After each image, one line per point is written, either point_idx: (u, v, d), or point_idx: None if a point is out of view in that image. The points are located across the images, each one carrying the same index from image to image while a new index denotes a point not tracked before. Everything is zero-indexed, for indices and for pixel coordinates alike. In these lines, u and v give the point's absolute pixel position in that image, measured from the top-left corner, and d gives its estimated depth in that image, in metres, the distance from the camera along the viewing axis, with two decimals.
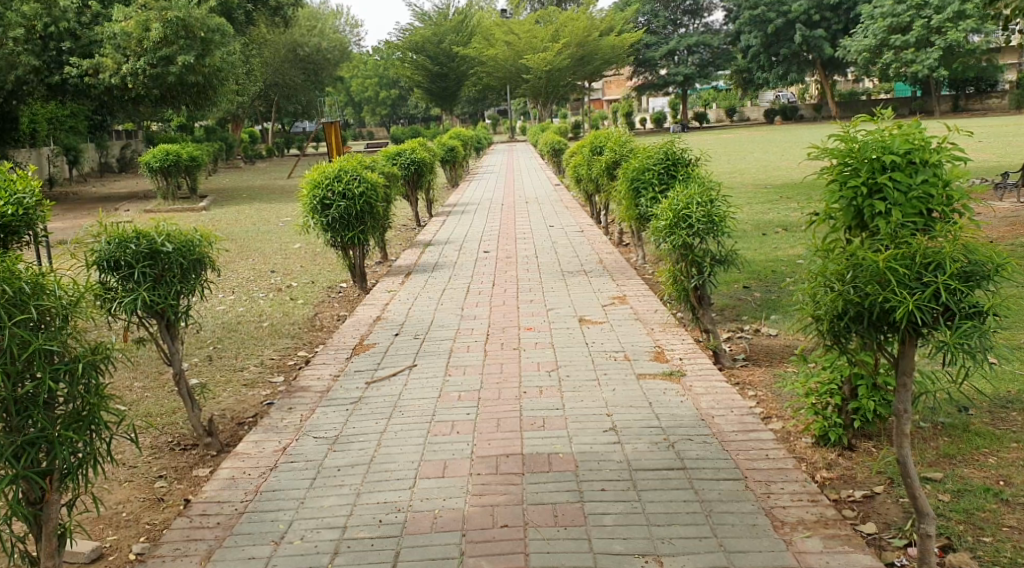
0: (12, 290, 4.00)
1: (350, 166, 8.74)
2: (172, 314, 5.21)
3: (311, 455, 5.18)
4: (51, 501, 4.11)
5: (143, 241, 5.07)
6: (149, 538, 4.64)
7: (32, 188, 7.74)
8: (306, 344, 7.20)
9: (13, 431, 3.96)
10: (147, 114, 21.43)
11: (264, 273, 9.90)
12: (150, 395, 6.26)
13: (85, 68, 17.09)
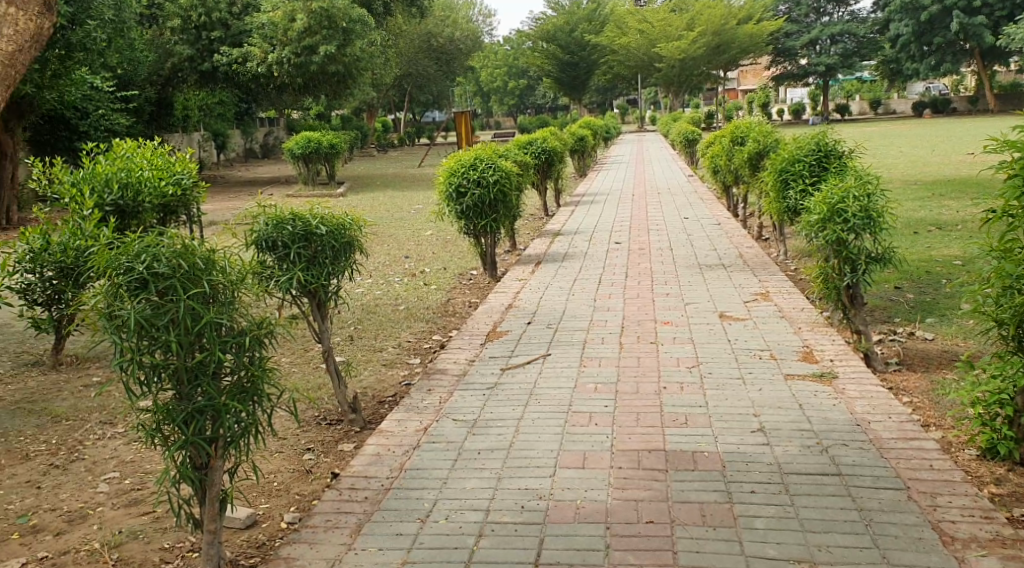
0: (187, 264, 4.17)
1: (485, 154, 8.71)
2: (324, 294, 5.17)
3: (451, 437, 5.17)
4: (217, 467, 4.23)
5: (298, 222, 5.05)
6: (301, 508, 4.66)
7: (190, 169, 7.61)
8: (441, 329, 7.20)
9: (183, 399, 4.15)
10: (291, 101, 21.98)
11: (398, 258, 10.01)
12: (297, 370, 6.35)
13: (235, 56, 17.79)
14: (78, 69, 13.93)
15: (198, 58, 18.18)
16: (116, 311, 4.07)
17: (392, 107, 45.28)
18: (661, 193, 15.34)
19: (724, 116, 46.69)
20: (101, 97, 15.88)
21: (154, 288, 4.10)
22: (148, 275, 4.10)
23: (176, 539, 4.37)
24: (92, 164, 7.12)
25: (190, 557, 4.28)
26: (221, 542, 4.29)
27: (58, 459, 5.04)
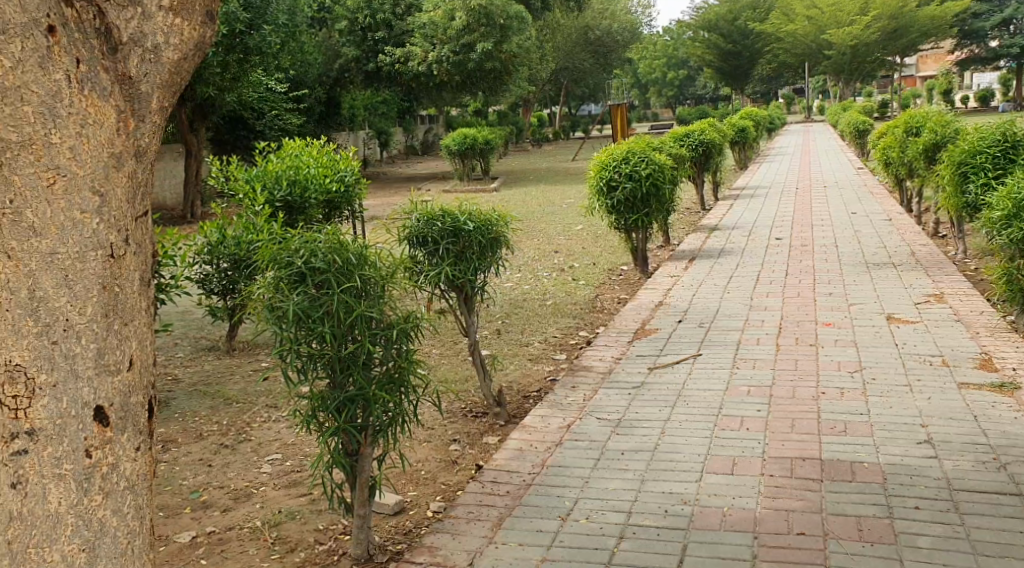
0: (341, 260, 4.29)
1: (638, 149, 9.13)
2: (472, 290, 5.22)
3: (595, 435, 5.21)
4: (366, 453, 4.39)
5: (448, 219, 5.13)
6: (446, 497, 4.80)
7: (353, 167, 8.52)
8: (588, 325, 7.20)
9: (337, 388, 4.30)
10: (449, 98, 24.57)
11: (547, 254, 10.18)
12: (445, 362, 6.57)
13: (397, 55, 21.33)
14: (255, 72, 16.50)
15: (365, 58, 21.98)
16: (277, 303, 4.21)
17: (559, 97, 47.57)
18: (826, 187, 15.09)
19: (905, 103, 45.12)
20: (275, 101, 19.13)
21: (312, 281, 4.24)
22: (305, 269, 4.25)
23: (329, 521, 4.60)
24: (266, 164, 7.95)
25: (342, 539, 4.50)
26: (370, 527, 4.45)
27: (229, 440, 5.45)
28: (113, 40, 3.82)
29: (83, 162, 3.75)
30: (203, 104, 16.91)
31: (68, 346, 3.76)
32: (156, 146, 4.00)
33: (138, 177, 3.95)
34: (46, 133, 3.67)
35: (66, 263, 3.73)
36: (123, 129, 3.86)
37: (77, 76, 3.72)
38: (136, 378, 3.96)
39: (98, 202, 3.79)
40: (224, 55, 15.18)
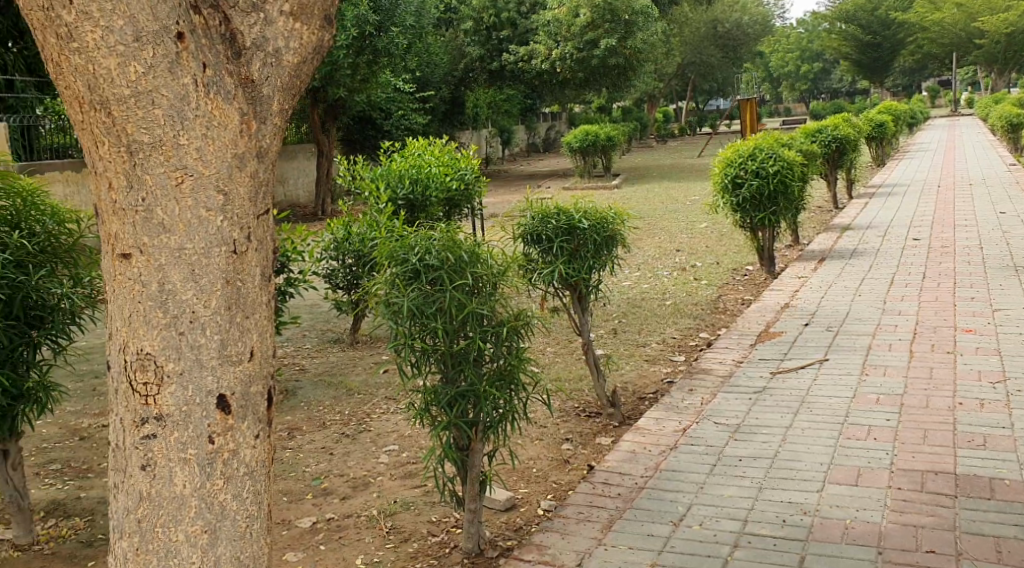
0: (454, 257, 4.36)
1: (767, 145, 9.57)
2: (584, 287, 5.50)
3: (713, 440, 5.16)
4: (476, 449, 4.45)
5: (562, 217, 5.41)
6: (556, 496, 4.84)
7: (472, 166, 8.73)
8: (708, 326, 7.21)
9: (449, 383, 4.36)
10: (572, 92, 25.40)
11: (669, 251, 10.82)
12: (559, 360, 6.75)
13: (521, 55, 22.43)
14: (385, 72, 17.20)
15: (489, 56, 23.25)
16: (392, 299, 4.30)
17: (687, 89, 47.61)
18: (968, 185, 15.00)
19: None
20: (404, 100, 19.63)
21: (426, 278, 4.31)
22: (420, 266, 4.32)
23: (441, 514, 4.73)
24: (390, 162, 8.31)
25: (454, 532, 4.61)
26: (481, 523, 4.51)
27: (349, 429, 5.77)
28: (237, 45, 3.99)
29: (208, 163, 3.91)
30: (335, 105, 17.50)
31: (193, 337, 3.94)
32: (278, 147, 4.12)
33: (261, 177, 4.07)
34: (174, 136, 3.86)
35: (192, 258, 3.92)
36: (246, 132, 4.00)
37: (204, 81, 3.88)
38: (257, 369, 4.08)
39: (222, 201, 3.95)
40: (355, 57, 15.94)
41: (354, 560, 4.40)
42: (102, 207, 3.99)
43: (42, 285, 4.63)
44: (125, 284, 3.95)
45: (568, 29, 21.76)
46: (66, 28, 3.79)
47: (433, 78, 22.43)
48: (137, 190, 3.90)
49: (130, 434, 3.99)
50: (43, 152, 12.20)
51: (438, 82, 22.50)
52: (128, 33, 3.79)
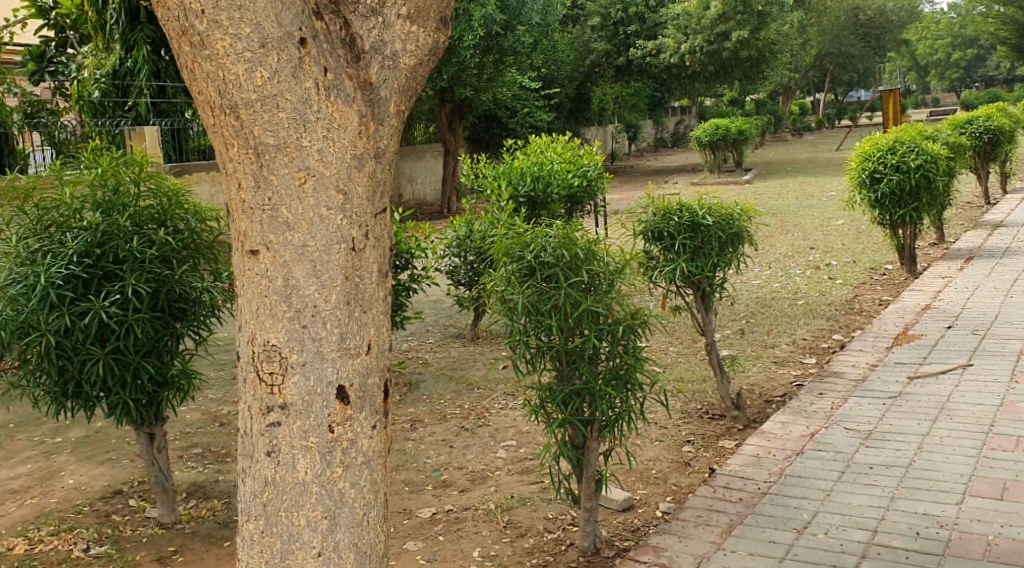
0: (570, 254, 4.39)
1: (908, 138, 9.43)
2: (707, 285, 5.84)
3: (842, 447, 5.24)
4: (592, 447, 4.46)
5: (685, 213, 5.71)
6: (675, 498, 4.96)
7: (597, 161, 9.08)
8: (842, 328, 7.52)
9: (564, 380, 4.38)
10: (702, 89, 24.92)
11: (803, 249, 10.92)
12: (683, 360, 7.09)
13: (649, 49, 22.07)
14: (510, 72, 17.09)
15: (615, 51, 22.90)
16: (508, 295, 4.39)
17: (826, 80, 45.78)
18: None
19: None
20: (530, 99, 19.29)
21: (541, 275, 4.37)
22: (534, 263, 4.38)
23: (557, 511, 4.89)
24: (512, 160, 8.68)
25: (570, 530, 4.73)
26: (597, 522, 4.56)
27: (468, 423, 6.15)
28: (356, 49, 3.85)
29: (329, 163, 3.79)
30: (461, 103, 17.59)
31: (315, 330, 3.81)
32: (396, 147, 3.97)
33: (379, 176, 3.92)
34: (297, 137, 3.75)
35: (314, 254, 3.79)
36: (365, 133, 3.86)
37: (325, 84, 3.76)
38: (374, 361, 3.92)
39: (342, 199, 3.81)
40: (481, 57, 16.08)
41: (472, 553, 4.58)
42: (232, 207, 3.90)
43: (183, 279, 5.35)
44: (253, 280, 3.85)
45: (699, 22, 21.04)
46: (197, 36, 3.74)
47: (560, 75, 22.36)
48: (263, 189, 3.80)
49: (257, 421, 3.88)
50: (192, 151, 12.64)
51: (564, 79, 22.31)
52: (255, 40, 3.71)
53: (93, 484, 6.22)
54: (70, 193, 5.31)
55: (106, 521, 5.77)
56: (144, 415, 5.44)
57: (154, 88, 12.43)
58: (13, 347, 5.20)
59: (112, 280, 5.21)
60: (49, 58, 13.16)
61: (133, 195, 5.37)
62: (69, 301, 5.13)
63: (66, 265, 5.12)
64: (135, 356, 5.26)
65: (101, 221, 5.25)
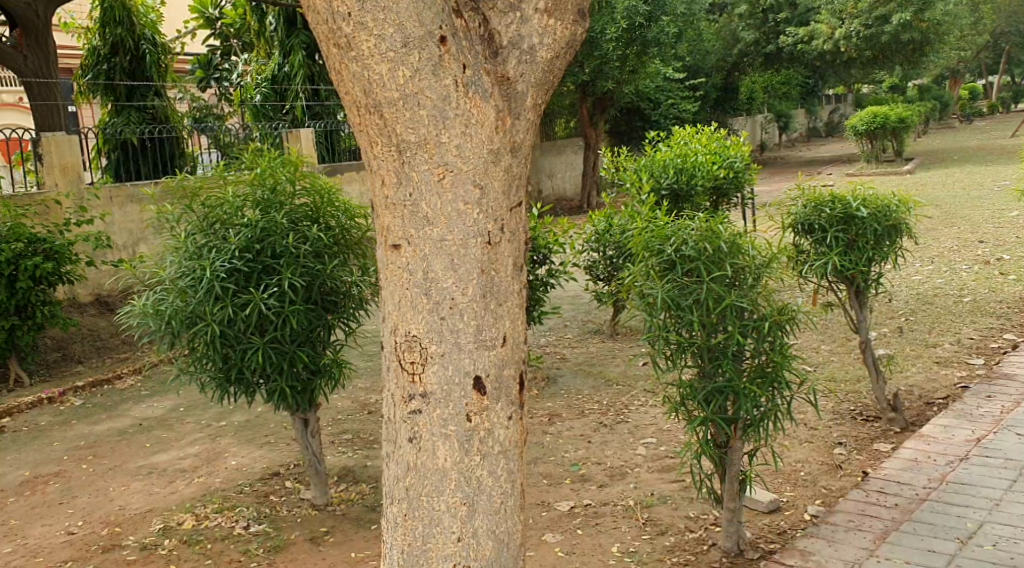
0: (713, 248, 4.61)
1: None
2: (862, 281, 5.80)
3: (1012, 453, 5.20)
4: (735, 447, 4.64)
5: (838, 205, 5.73)
6: (824, 502, 5.04)
7: (743, 153, 9.22)
8: (1014, 328, 7.22)
9: (707, 377, 4.58)
10: (862, 73, 23.72)
11: (971, 244, 10.28)
12: (836, 358, 7.01)
13: (801, 35, 20.88)
14: (654, 63, 16.80)
15: (765, 39, 22.21)
16: (647, 290, 4.63)
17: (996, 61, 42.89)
18: None
19: None
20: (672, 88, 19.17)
21: (682, 269, 4.59)
22: (677, 256, 4.61)
23: (700, 512, 5.25)
24: (655, 153, 8.93)
25: (712, 529, 5.10)
26: (741, 523, 4.76)
27: (607, 419, 6.77)
28: (494, 44, 3.77)
29: (467, 158, 3.71)
30: (603, 97, 17.15)
31: (454, 321, 3.74)
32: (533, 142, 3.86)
33: (515, 170, 3.81)
34: (436, 134, 3.69)
35: (452, 249, 3.72)
36: (502, 127, 3.76)
37: (464, 81, 3.68)
38: (510, 353, 3.81)
39: (479, 194, 3.73)
40: (624, 49, 15.77)
41: (611, 548, 5.01)
42: (376, 203, 3.86)
43: (334, 273, 5.57)
44: (395, 274, 3.79)
45: (856, 6, 19.78)
46: (344, 39, 3.69)
47: (705, 66, 21.87)
48: (405, 185, 3.75)
49: (399, 408, 3.83)
50: (344, 151, 13.14)
51: (709, 68, 21.89)
52: (398, 40, 3.65)
53: (254, 467, 6.51)
54: (232, 192, 5.58)
55: (265, 501, 6.04)
56: (299, 401, 5.68)
57: (309, 91, 13.06)
58: (182, 335, 5.47)
59: (270, 274, 5.47)
60: (216, 65, 14.29)
61: (289, 194, 5.63)
62: (232, 294, 5.39)
63: (229, 259, 5.39)
64: (291, 344, 5.49)
65: (260, 218, 5.51)
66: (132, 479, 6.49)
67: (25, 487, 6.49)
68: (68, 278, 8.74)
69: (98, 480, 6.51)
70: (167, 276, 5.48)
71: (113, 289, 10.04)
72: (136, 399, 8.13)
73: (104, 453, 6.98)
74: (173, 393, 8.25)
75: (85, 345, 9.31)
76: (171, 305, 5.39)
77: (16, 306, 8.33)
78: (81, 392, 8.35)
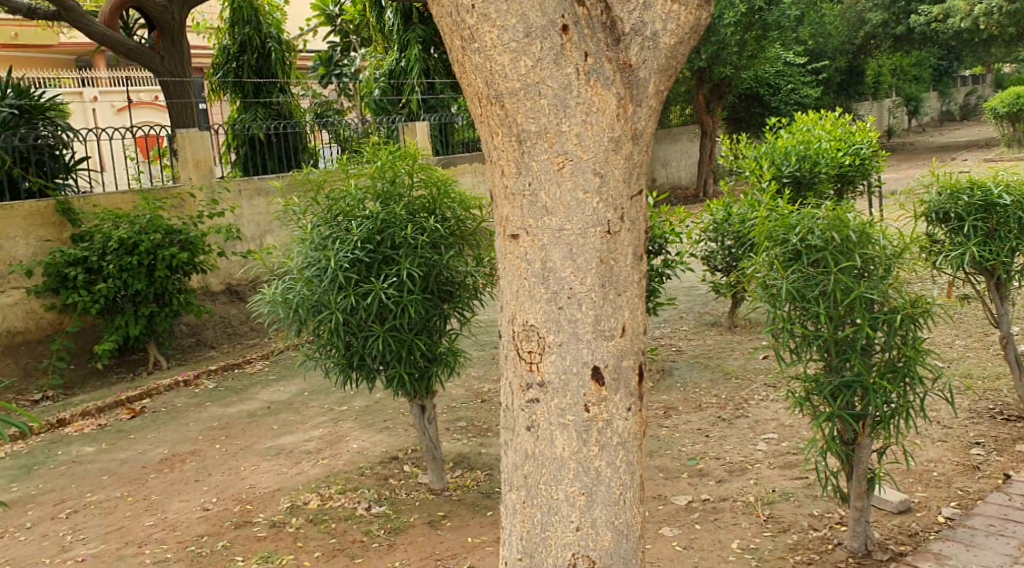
0: (841, 237, 4.49)
1: None
2: (1001, 272, 5.54)
3: None
4: (863, 444, 4.52)
5: (976, 192, 5.48)
6: (960, 504, 4.87)
7: (870, 139, 8.92)
8: None
9: (834, 372, 4.46)
10: (998, 52, 22.69)
11: None
12: (972, 353, 6.72)
13: (932, 15, 20.05)
14: (775, 46, 16.39)
15: (894, 21, 21.10)
16: (770, 282, 4.54)
17: None
18: None
19: None
20: (794, 73, 18.71)
21: (808, 260, 4.50)
22: (803, 246, 4.52)
23: (825, 509, 5.10)
24: (777, 139, 8.73)
25: (837, 528, 4.95)
26: (869, 523, 4.63)
27: (725, 413, 6.62)
28: (617, 31, 3.66)
29: (587, 147, 3.63)
30: (720, 84, 16.79)
31: (572, 311, 3.67)
32: (655, 129, 3.75)
33: (636, 158, 3.71)
34: (557, 123, 3.62)
35: (571, 238, 3.65)
36: (623, 115, 3.66)
37: (586, 69, 3.60)
38: (629, 344, 3.73)
39: (599, 182, 3.65)
40: (743, 33, 15.48)
41: (730, 544, 4.89)
42: (495, 193, 3.80)
43: (451, 264, 5.58)
44: (512, 263, 3.74)
45: None
46: (467, 31, 3.64)
47: (828, 48, 21.25)
48: (524, 174, 3.69)
49: (517, 397, 3.78)
50: (457, 145, 13.26)
51: (835, 51, 21.27)
52: (521, 30, 3.59)
53: (374, 450, 6.58)
54: (354, 184, 5.64)
55: (385, 484, 6.10)
56: (416, 388, 5.71)
57: (424, 85, 13.17)
58: (306, 323, 5.55)
59: (389, 264, 5.49)
60: (336, 62, 14.47)
61: (407, 186, 5.66)
62: (355, 283, 5.44)
63: (351, 250, 5.44)
64: (409, 332, 5.52)
65: (381, 210, 5.55)
66: (261, 459, 6.63)
67: (163, 465, 6.69)
68: (201, 267, 9.00)
69: (230, 460, 6.67)
70: (295, 265, 5.58)
71: (242, 278, 10.26)
72: (263, 383, 8.32)
73: (235, 434, 7.15)
74: (299, 377, 8.41)
75: (217, 331, 9.56)
76: (298, 294, 5.48)
77: (155, 294, 8.60)
78: (211, 376, 8.59)
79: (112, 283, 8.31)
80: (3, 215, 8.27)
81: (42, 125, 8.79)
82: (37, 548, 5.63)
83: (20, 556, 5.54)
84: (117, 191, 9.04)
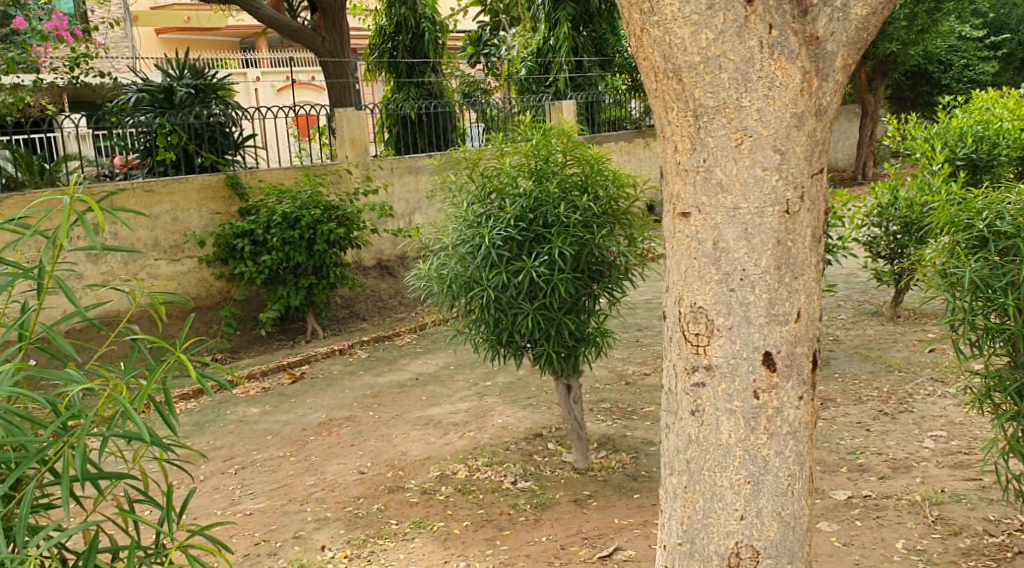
0: None
1: None
2: None
3: None
4: None
5: None
6: None
7: None
8: None
9: (1019, 368, 4.20)
10: None
11: None
12: None
13: None
14: (946, 20, 15.61)
15: None
16: (951, 269, 4.41)
17: None
18: None
19: None
20: (967, 49, 17.75)
21: (996, 247, 4.33)
22: (991, 232, 4.40)
23: (1000, 515, 4.82)
24: (952, 119, 8.31)
25: (1016, 535, 4.67)
26: None
27: (888, 407, 6.33)
28: (804, 3, 3.43)
29: (769, 122, 3.46)
30: (885, 62, 16.09)
31: (745, 294, 3.52)
32: (839, 104, 3.55)
33: (819, 135, 3.52)
34: (736, 98, 3.46)
35: (746, 218, 3.50)
36: (807, 90, 3.47)
37: (770, 42, 3.42)
38: (804, 330, 3.56)
39: (779, 159, 3.48)
40: (912, 6, 14.83)
41: (895, 544, 4.66)
42: (666, 170, 3.68)
43: (603, 243, 5.46)
44: (682, 243, 3.62)
45: None
46: (647, 4, 3.52)
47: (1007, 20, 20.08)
48: (699, 150, 3.55)
49: (681, 380, 3.66)
50: (603, 123, 13.26)
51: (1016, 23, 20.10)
52: (703, 1, 3.44)
53: (518, 427, 6.55)
54: (508, 162, 5.59)
55: (530, 460, 6.07)
56: (563, 366, 5.67)
57: (572, 63, 13.06)
58: (461, 299, 5.56)
59: (541, 242, 5.42)
60: (484, 41, 14.49)
61: (560, 165, 5.57)
62: (506, 261, 5.40)
63: (504, 228, 5.40)
64: (559, 312, 5.44)
65: (535, 188, 5.48)
66: (411, 428, 6.69)
67: (321, 428, 6.84)
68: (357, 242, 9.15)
69: (383, 427, 6.77)
70: (449, 242, 5.58)
71: (393, 254, 10.42)
72: (412, 355, 8.42)
73: (387, 403, 7.25)
74: (449, 351, 8.47)
75: (370, 304, 9.74)
76: (453, 270, 5.49)
77: (313, 267, 8.76)
78: (363, 346, 8.74)
79: (276, 255, 8.50)
80: (179, 187, 8.57)
81: (215, 104, 9.04)
82: (209, 500, 5.81)
83: (193, 506, 5.72)
84: (280, 167, 9.28)
